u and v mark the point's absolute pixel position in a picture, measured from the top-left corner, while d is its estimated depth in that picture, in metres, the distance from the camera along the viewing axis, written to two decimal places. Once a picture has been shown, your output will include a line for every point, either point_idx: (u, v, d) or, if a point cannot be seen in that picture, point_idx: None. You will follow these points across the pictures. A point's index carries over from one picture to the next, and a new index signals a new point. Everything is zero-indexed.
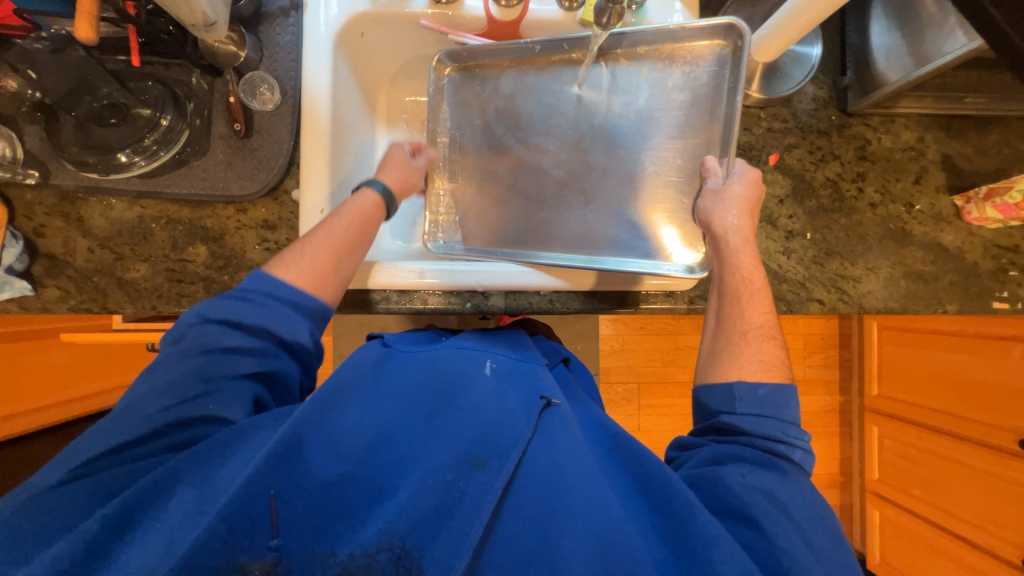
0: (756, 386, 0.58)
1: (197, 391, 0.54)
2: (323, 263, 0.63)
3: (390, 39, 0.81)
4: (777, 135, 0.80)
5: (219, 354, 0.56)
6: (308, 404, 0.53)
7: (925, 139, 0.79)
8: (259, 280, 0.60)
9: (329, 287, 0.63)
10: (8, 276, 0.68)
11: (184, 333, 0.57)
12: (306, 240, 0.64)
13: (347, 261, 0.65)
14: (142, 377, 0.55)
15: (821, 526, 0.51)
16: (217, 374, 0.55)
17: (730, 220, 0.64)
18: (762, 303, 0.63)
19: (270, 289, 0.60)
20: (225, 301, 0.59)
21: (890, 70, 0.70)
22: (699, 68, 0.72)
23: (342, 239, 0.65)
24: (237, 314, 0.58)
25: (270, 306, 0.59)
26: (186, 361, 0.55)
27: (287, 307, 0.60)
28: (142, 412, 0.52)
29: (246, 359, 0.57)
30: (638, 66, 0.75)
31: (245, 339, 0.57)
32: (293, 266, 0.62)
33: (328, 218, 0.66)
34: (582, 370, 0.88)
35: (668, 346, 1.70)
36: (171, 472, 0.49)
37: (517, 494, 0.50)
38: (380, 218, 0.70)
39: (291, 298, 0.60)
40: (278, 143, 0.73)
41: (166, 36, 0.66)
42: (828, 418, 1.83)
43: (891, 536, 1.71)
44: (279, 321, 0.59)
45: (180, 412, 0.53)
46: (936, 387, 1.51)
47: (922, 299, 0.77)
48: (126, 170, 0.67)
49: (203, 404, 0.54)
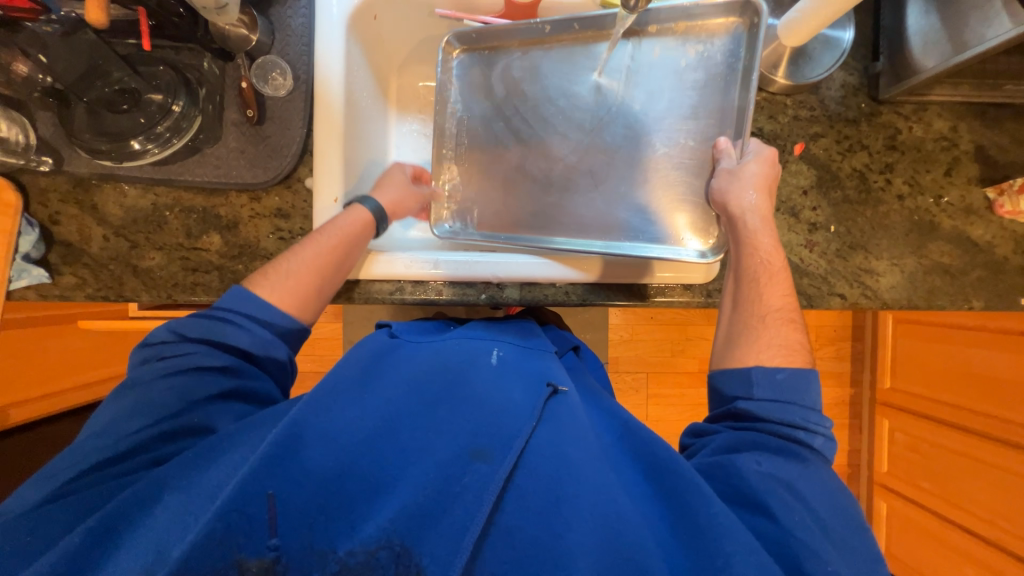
0: (774, 370, 0.56)
1: (175, 409, 0.54)
2: (305, 283, 0.63)
3: (403, 21, 0.79)
4: (804, 124, 0.77)
5: (198, 377, 0.57)
6: (309, 397, 0.53)
7: (958, 128, 0.76)
8: (238, 297, 0.61)
9: (309, 306, 0.64)
10: (25, 264, 0.68)
11: (162, 351, 0.58)
12: (288, 258, 0.64)
13: (330, 282, 0.65)
14: (123, 394, 0.56)
15: (843, 518, 0.49)
16: (197, 393, 0.55)
17: (748, 199, 0.62)
18: (781, 287, 0.61)
19: (255, 298, 0.61)
20: (204, 321, 0.60)
21: (926, 56, 0.67)
22: (714, 46, 0.70)
23: (326, 264, 0.64)
24: (217, 334, 0.59)
25: (248, 325, 0.60)
26: (164, 383, 0.56)
27: (263, 329, 0.60)
28: (123, 433, 0.53)
29: (221, 381, 0.57)
30: (651, 45, 0.73)
31: (222, 358, 0.58)
32: (275, 284, 0.62)
33: (314, 236, 0.65)
34: (590, 359, 0.87)
35: (678, 336, 1.69)
36: (151, 484, 0.49)
37: (518, 487, 0.49)
38: (368, 239, 0.68)
39: (269, 318, 0.61)
40: (292, 130, 0.71)
41: (176, 18, 0.65)
42: (838, 410, 1.82)
43: (898, 528, 1.70)
44: (263, 336, 0.60)
45: (164, 428, 0.53)
46: (950, 382, 1.49)
47: (946, 294, 0.75)
48: (139, 157, 0.67)
49: (187, 419, 0.54)
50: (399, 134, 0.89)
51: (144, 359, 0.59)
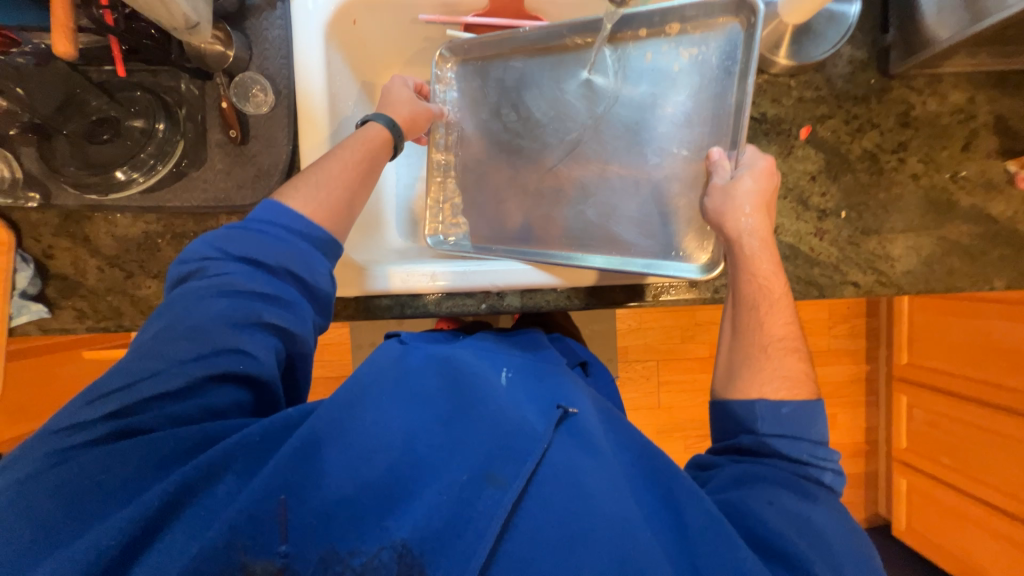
0: (779, 404, 0.55)
1: (221, 334, 0.51)
2: (336, 197, 0.61)
3: (384, 25, 0.76)
4: (809, 105, 0.73)
5: (239, 296, 0.53)
6: (334, 399, 0.52)
7: (976, 99, 0.71)
8: (271, 209, 0.57)
9: (341, 223, 0.61)
10: (23, 301, 0.68)
11: (202, 270, 0.54)
12: (316, 171, 0.61)
13: (358, 198, 0.63)
14: (164, 316, 0.52)
15: (857, 562, 0.47)
16: (241, 320, 0.52)
17: (744, 222, 0.59)
18: (783, 313, 0.59)
19: (288, 209, 0.58)
20: (242, 236, 0.55)
21: (941, 25, 0.63)
22: (708, 49, 0.66)
23: (353, 175, 0.62)
24: (257, 251, 0.55)
25: (286, 242, 0.56)
26: (206, 301, 0.52)
27: (303, 242, 0.57)
28: (173, 356, 0.50)
29: (262, 300, 0.53)
30: (642, 51, 0.70)
31: (266, 284, 0.54)
32: (306, 197, 0.59)
33: (335, 152, 0.63)
34: (604, 375, 0.84)
35: (687, 322, 1.66)
36: (224, 454, 0.46)
37: (529, 512, 0.47)
38: (387, 156, 0.67)
39: (306, 231, 0.57)
40: (277, 147, 0.69)
41: (149, 41, 0.62)
42: (854, 387, 1.75)
43: (918, 505, 1.67)
44: (300, 248, 0.56)
45: (213, 359, 0.50)
46: (970, 356, 1.46)
47: (967, 275, 0.72)
48: (126, 188, 0.66)
49: (231, 346, 0.51)
50: None
51: (183, 277, 0.55)
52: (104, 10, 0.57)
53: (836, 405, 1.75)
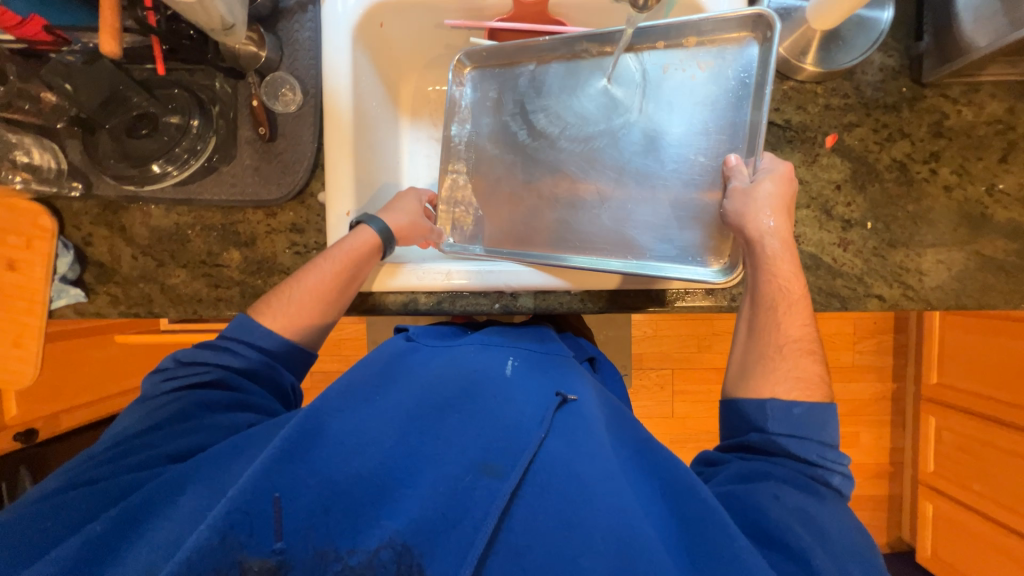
0: (791, 404, 0.54)
1: (179, 415, 0.59)
2: (307, 309, 0.66)
3: (409, 30, 0.78)
4: (836, 113, 0.71)
5: (201, 392, 0.62)
6: (325, 397, 0.54)
7: (1016, 109, 0.68)
8: (245, 327, 0.65)
9: (309, 331, 0.67)
10: (63, 284, 0.72)
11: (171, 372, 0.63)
12: (292, 284, 0.67)
13: (332, 306, 0.67)
14: (134, 407, 0.62)
15: (859, 560, 0.47)
16: (200, 407, 0.60)
17: (767, 224, 0.58)
18: (801, 314, 0.57)
19: (260, 327, 0.65)
20: (211, 348, 0.65)
21: (978, 34, 0.61)
22: (726, 62, 0.66)
23: (328, 288, 0.66)
24: (222, 359, 0.64)
25: (244, 354, 0.64)
26: (172, 395, 0.61)
27: (262, 355, 0.65)
28: (132, 432, 0.57)
29: (223, 394, 0.62)
30: (660, 61, 0.70)
31: (226, 380, 0.63)
32: (279, 313, 0.66)
33: (318, 263, 0.67)
34: (612, 373, 0.84)
35: (704, 331, 1.64)
36: (178, 476, 0.52)
37: (526, 502, 0.47)
38: (376, 260, 0.69)
39: (268, 346, 0.65)
40: (302, 145, 0.72)
41: (188, 41, 0.65)
42: (879, 406, 1.68)
43: (944, 531, 1.60)
44: (257, 357, 0.64)
45: (167, 429, 0.58)
46: (1005, 379, 1.39)
47: (1000, 292, 0.69)
48: (161, 180, 0.68)
49: (186, 425, 0.58)
50: (414, 138, 0.88)
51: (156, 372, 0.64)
52: (148, 11, 0.62)
53: (858, 423, 1.69)
